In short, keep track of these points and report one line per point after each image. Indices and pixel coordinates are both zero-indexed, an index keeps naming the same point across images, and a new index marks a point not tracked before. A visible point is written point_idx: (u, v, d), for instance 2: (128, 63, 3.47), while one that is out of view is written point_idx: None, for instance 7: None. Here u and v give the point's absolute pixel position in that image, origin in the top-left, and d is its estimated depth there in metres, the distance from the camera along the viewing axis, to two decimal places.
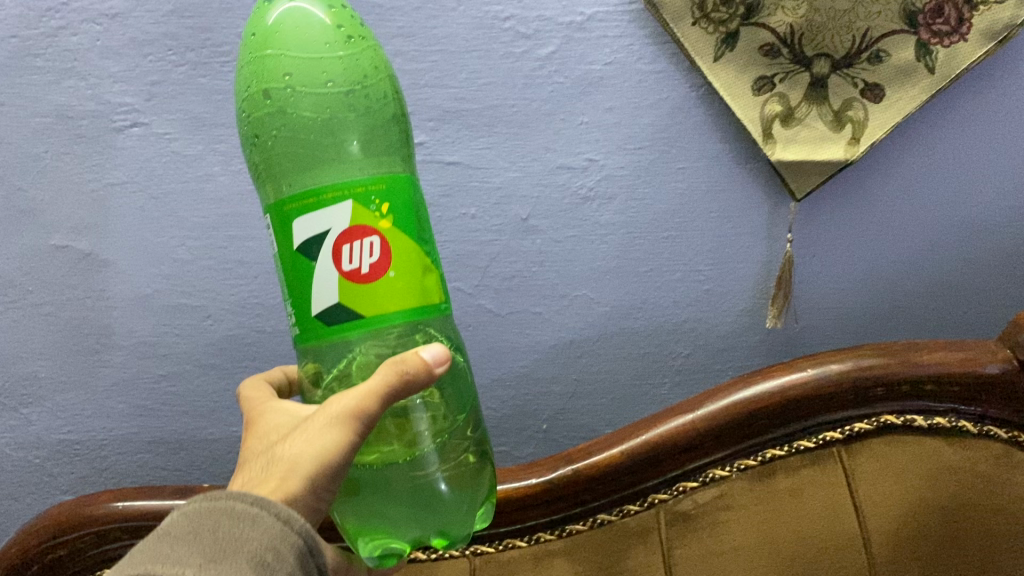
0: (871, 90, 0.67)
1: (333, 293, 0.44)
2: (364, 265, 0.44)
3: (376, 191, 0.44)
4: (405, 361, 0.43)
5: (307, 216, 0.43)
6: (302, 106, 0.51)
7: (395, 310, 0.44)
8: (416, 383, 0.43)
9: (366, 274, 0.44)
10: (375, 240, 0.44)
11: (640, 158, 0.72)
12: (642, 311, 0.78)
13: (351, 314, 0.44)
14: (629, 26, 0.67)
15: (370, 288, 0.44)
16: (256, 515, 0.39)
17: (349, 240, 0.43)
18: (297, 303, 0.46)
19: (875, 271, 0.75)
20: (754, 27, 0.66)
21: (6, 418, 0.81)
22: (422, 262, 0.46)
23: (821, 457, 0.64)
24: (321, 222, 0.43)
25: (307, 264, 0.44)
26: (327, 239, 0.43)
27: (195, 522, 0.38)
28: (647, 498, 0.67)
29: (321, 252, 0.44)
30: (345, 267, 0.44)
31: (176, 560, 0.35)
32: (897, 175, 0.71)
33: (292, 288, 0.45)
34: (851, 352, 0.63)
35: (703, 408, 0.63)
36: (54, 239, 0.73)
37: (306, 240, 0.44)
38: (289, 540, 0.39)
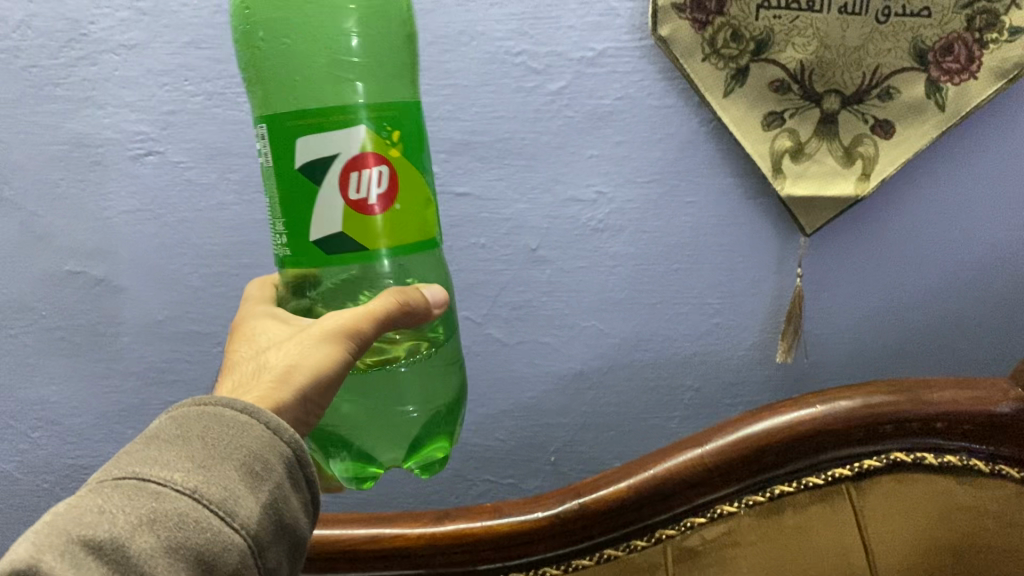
0: (881, 126, 0.67)
1: (336, 222, 0.46)
2: (370, 195, 0.46)
3: (388, 118, 0.45)
4: (407, 293, 0.48)
5: (312, 139, 0.44)
6: (310, 21, 0.52)
7: (394, 242, 0.47)
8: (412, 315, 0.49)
9: (368, 204, 0.46)
10: (383, 171, 0.46)
11: (650, 191, 0.72)
12: (651, 344, 0.78)
13: (353, 244, 0.46)
14: (640, 62, 0.67)
15: (372, 218, 0.46)
16: (245, 423, 0.39)
17: (358, 168, 0.45)
18: (291, 228, 0.47)
19: (886, 307, 0.75)
20: (764, 63, 0.67)
21: (17, 441, 0.82)
22: (421, 196, 0.48)
23: (830, 493, 0.64)
24: (328, 146, 0.44)
25: (308, 185, 0.45)
26: (335, 167, 0.45)
27: (185, 424, 0.38)
28: (655, 534, 0.65)
29: (328, 179, 0.45)
30: (351, 195, 0.45)
31: (164, 466, 0.35)
32: (908, 211, 0.71)
33: (287, 208, 0.46)
34: (861, 388, 0.62)
35: (711, 442, 0.63)
36: (68, 265, 0.74)
37: (310, 162, 0.45)
38: (278, 450, 0.39)
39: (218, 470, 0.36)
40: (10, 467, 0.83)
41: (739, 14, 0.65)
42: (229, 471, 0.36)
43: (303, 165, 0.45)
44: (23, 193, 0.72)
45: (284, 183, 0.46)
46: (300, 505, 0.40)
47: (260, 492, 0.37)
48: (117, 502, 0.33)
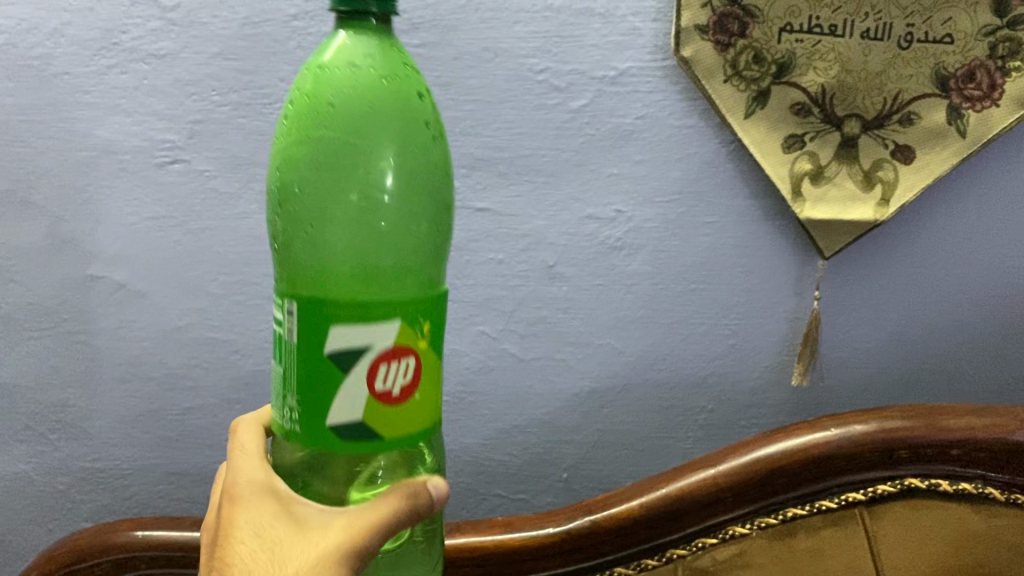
0: (901, 152, 0.68)
1: (356, 411, 0.38)
2: (396, 386, 0.38)
3: (424, 310, 0.38)
4: (419, 494, 0.41)
5: (344, 325, 0.37)
6: (350, 175, 0.42)
7: (404, 435, 0.39)
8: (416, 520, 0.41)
9: (395, 398, 0.38)
10: (411, 362, 0.38)
11: (668, 211, 0.72)
12: (666, 363, 0.78)
13: (373, 435, 0.38)
14: (661, 82, 0.68)
15: (398, 410, 0.39)
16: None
17: (387, 359, 0.38)
18: (304, 413, 0.39)
19: (903, 333, 0.75)
20: (786, 86, 0.67)
21: (33, 444, 0.82)
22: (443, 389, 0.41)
23: (844, 517, 0.63)
24: (360, 337, 0.37)
25: (327, 373, 0.37)
26: (363, 356, 0.37)
27: None
28: (666, 553, 0.65)
29: (354, 368, 0.37)
30: (378, 387, 0.38)
31: None
32: (927, 237, 0.71)
33: (302, 393, 0.38)
34: (876, 413, 0.62)
35: (725, 462, 0.63)
36: (91, 269, 0.75)
37: (338, 346, 0.37)
38: None
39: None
40: (24, 469, 0.83)
41: (761, 38, 0.66)
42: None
43: (327, 348, 0.37)
44: (49, 198, 0.73)
45: (305, 360, 0.38)
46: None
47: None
48: None
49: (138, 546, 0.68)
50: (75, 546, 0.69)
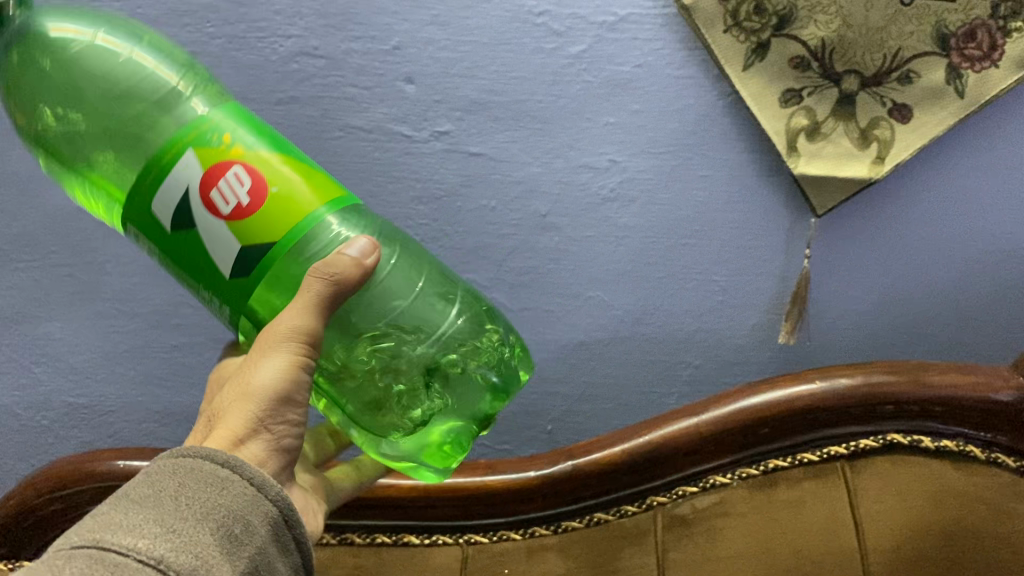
0: (898, 110, 0.67)
1: (233, 240, 0.45)
2: (238, 198, 0.45)
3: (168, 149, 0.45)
4: (335, 264, 0.45)
5: (165, 179, 0.45)
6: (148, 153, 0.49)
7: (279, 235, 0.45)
8: (341, 274, 0.45)
9: (248, 204, 0.45)
10: (237, 169, 0.46)
11: (663, 163, 0.72)
12: (654, 317, 0.78)
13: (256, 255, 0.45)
14: (661, 30, 0.67)
15: (252, 220, 0.45)
16: (225, 480, 0.41)
17: (216, 185, 0.45)
18: (213, 289, 0.47)
19: (892, 294, 0.75)
20: (786, 39, 0.66)
21: (18, 376, 0.82)
22: (277, 166, 0.47)
23: (826, 471, 0.63)
24: (177, 180, 0.45)
25: (191, 234, 0.46)
26: (171, 193, 0.45)
27: (159, 479, 0.40)
28: (646, 500, 0.65)
29: (196, 209, 0.45)
30: (225, 209, 0.45)
31: (126, 536, 0.36)
32: (922, 198, 0.71)
33: (186, 261, 0.47)
34: (862, 367, 0.62)
35: (708, 412, 0.63)
36: (79, 201, 0.74)
37: (170, 203, 0.45)
38: (260, 507, 0.41)
39: (197, 533, 0.38)
40: (11, 402, 0.83)
41: None
42: (203, 534, 0.38)
43: (166, 221, 0.46)
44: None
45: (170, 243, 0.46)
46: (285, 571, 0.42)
47: (237, 561, 0.39)
48: (72, 573, 0.34)
49: (115, 476, 0.68)
50: (58, 474, 0.69)
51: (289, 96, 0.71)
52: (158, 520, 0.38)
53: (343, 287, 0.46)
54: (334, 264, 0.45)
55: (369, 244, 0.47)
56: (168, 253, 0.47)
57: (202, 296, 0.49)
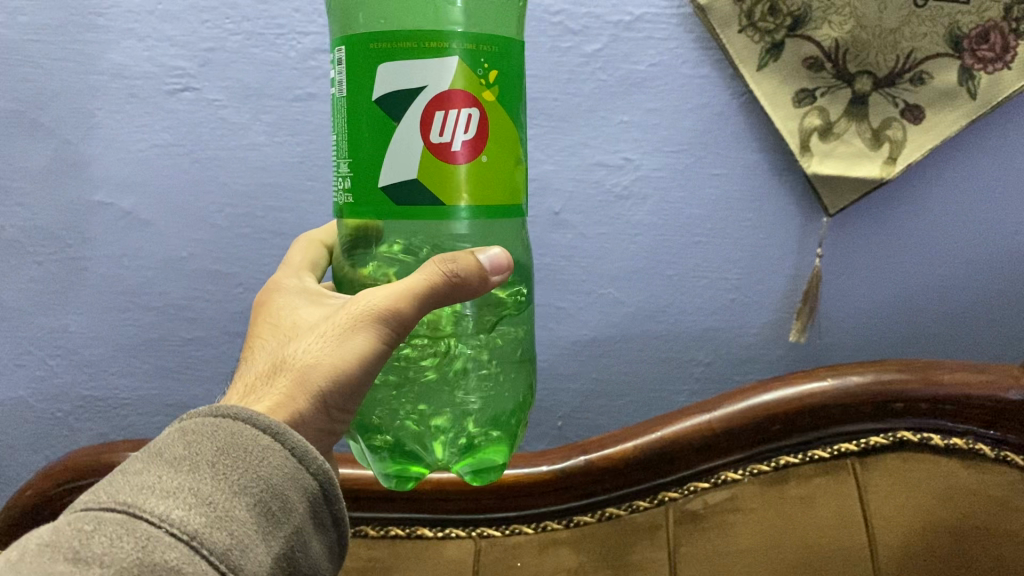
0: (910, 111, 0.68)
1: (413, 167, 0.45)
2: (455, 138, 0.46)
3: (486, 54, 0.45)
4: (457, 261, 0.46)
5: (390, 69, 0.45)
6: None
7: (473, 202, 0.46)
8: (467, 285, 0.46)
9: (454, 146, 0.46)
10: (473, 113, 0.46)
11: (676, 161, 0.72)
12: (666, 315, 0.78)
13: (426, 194, 0.45)
14: (676, 30, 0.68)
15: (448, 163, 0.45)
16: (264, 451, 0.40)
17: (446, 110, 0.45)
18: (354, 172, 0.47)
19: (905, 293, 0.75)
20: (800, 39, 0.67)
21: (33, 368, 0.82)
22: (514, 152, 0.48)
23: (835, 468, 0.64)
24: (416, 79, 0.45)
25: (391, 124, 0.46)
26: (422, 99, 0.45)
27: (196, 442, 0.39)
28: (658, 495, 0.66)
29: (408, 116, 0.45)
30: (435, 137, 0.45)
31: (163, 503, 0.35)
32: (932, 199, 0.72)
33: (363, 151, 0.47)
34: (874, 365, 0.63)
35: (720, 408, 0.64)
36: (98, 195, 0.75)
37: (394, 90, 0.45)
38: (299, 481, 0.41)
39: (233, 506, 0.37)
40: (25, 394, 0.83)
41: None
42: (239, 508, 0.37)
43: (381, 94, 0.45)
44: (58, 120, 0.73)
45: (361, 113, 0.47)
46: (317, 549, 0.42)
47: (271, 539, 0.38)
48: (103, 541, 0.33)
49: None
50: (76, 463, 0.70)
51: (307, 93, 0.72)
52: (193, 486, 0.37)
53: (462, 289, 0.46)
54: (465, 276, 0.46)
55: (508, 258, 0.48)
56: (352, 99, 0.47)
57: (340, 166, 0.49)
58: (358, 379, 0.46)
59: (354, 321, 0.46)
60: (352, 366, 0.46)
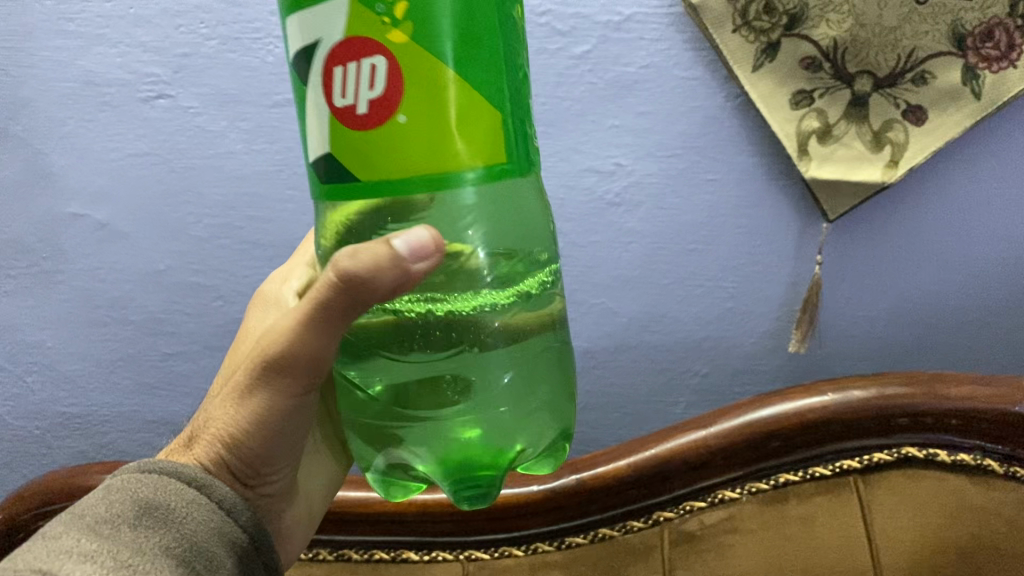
0: (912, 112, 0.65)
1: (325, 141, 0.37)
2: (358, 100, 0.35)
3: None
4: (357, 257, 0.35)
5: (300, 21, 0.37)
6: None
7: (389, 178, 0.35)
8: (371, 286, 0.36)
9: (359, 111, 0.35)
10: (377, 62, 0.35)
11: (669, 166, 0.70)
12: (660, 325, 0.75)
13: (340, 173, 0.36)
14: (668, 29, 0.66)
15: (357, 136, 0.36)
16: (186, 512, 0.42)
17: (345, 65, 0.35)
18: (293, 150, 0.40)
19: (907, 301, 0.72)
20: (796, 39, 0.64)
21: (11, 384, 0.80)
22: (447, 97, 0.35)
23: (837, 486, 0.61)
24: (315, 32, 0.36)
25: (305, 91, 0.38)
26: (320, 55, 0.36)
27: (115, 507, 0.41)
28: (653, 515, 0.63)
29: (315, 80, 0.37)
30: (337, 101, 0.36)
31: (82, 564, 0.36)
32: (936, 202, 0.69)
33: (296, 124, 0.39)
34: (876, 379, 0.60)
35: (716, 424, 0.61)
36: (72, 207, 0.73)
37: (302, 47, 0.37)
38: (225, 535, 0.43)
39: (156, 565, 0.39)
40: (4, 411, 0.81)
41: None
42: (162, 567, 0.39)
43: (294, 53, 0.38)
44: (30, 131, 0.71)
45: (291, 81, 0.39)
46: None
47: None
48: None
49: None
50: (48, 487, 0.67)
51: (285, 99, 0.68)
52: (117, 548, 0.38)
53: (375, 291, 0.36)
54: (371, 279, 0.35)
55: (437, 241, 0.36)
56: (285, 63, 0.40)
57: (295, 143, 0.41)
58: (265, 428, 0.45)
59: (251, 377, 0.43)
60: (250, 424, 0.44)
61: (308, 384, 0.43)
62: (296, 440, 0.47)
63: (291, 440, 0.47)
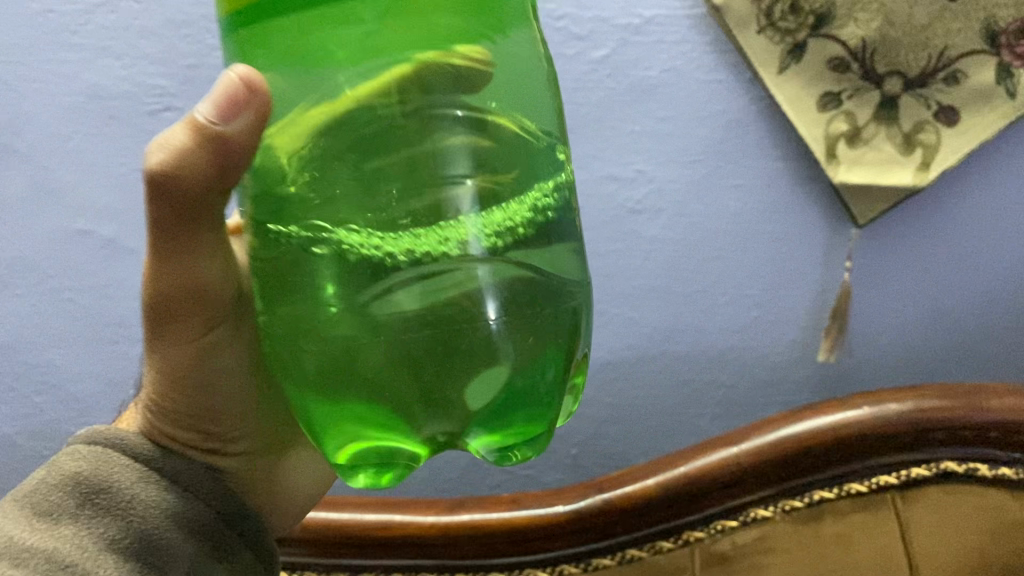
0: (944, 113, 0.62)
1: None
2: None
3: None
4: (175, 141, 0.35)
5: None
6: None
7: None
8: (210, 159, 0.35)
9: None
10: None
11: (692, 172, 0.68)
12: (684, 335, 0.73)
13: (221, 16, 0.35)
14: (689, 31, 0.64)
15: None
16: (129, 490, 0.40)
17: None
18: None
19: (939, 308, 0.70)
20: (823, 39, 0.62)
21: (19, 405, 0.78)
22: None
23: (874, 502, 0.59)
24: None
25: None
26: None
27: (53, 489, 0.39)
28: (682, 536, 0.62)
29: None
30: None
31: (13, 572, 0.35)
32: (970, 207, 0.67)
33: None
34: (913, 391, 0.57)
35: (748, 441, 0.59)
36: (78, 223, 0.71)
37: None
38: (172, 510, 0.41)
39: (99, 564, 0.38)
40: (12, 432, 0.79)
41: None
42: (105, 567, 0.38)
43: None
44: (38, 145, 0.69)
45: None
46: None
47: None
48: None
49: None
50: None
51: None
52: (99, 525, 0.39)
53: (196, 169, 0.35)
54: (184, 163, 0.35)
55: (248, 79, 0.33)
56: None
57: None
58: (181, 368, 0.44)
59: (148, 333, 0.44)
60: (166, 381, 0.44)
61: (206, 317, 0.43)
62: (228, 379, 0.46)
63: (224, 386, 0.46)
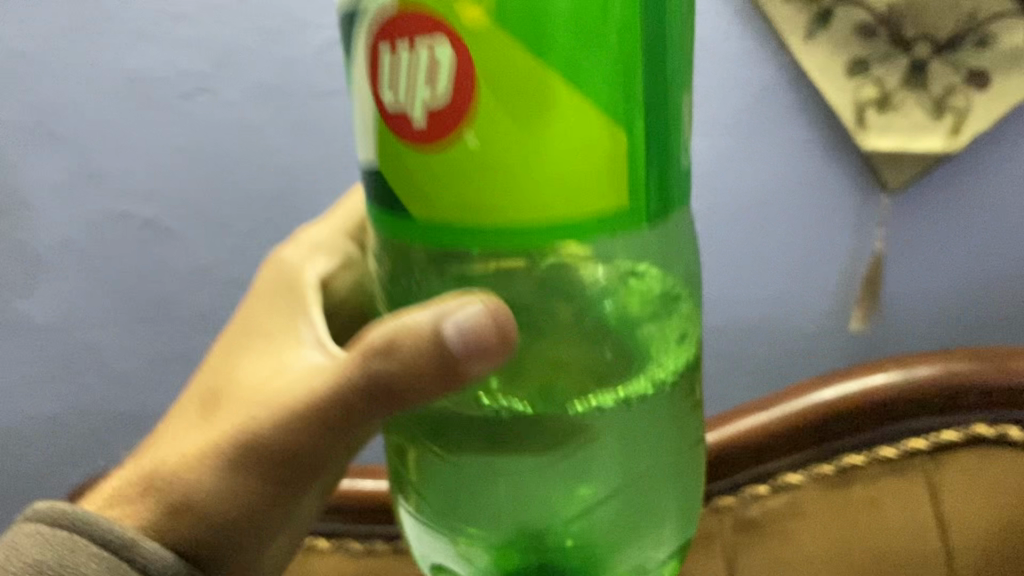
0: (975, 78, 0.62)
1: None
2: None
3: None
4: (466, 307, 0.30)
5: None
6: None
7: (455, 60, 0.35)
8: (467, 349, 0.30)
9: None
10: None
11: (720, 143, 0.68)
12: (714, 306, 0.73)
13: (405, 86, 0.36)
14: (716, 3, 0.64)
15: None
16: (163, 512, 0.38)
17: None
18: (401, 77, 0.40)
19: (971, 275, 0.69)
20: (851, 6, 0.61)
21: (65, 383, 0.81)
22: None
23: (904, 467, 0.59)
24: None
25: None
26: None
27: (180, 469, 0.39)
28: (712, 501, 0.62)
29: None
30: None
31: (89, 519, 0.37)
32: (1004, 174, 0.66)
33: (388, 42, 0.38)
34: (942, 354, 0.58)
35: (776, 407, 0.60)
36: (121, 205, 0.73)
37: None
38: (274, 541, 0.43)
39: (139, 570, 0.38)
40: (61, 410, 0.82)
41: None
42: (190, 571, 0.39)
43: None
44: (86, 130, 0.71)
45: None
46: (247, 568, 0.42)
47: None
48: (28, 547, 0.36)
49: None
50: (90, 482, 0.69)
51: (327, 90, 0.68)
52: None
53: (425, 385, 0.32)
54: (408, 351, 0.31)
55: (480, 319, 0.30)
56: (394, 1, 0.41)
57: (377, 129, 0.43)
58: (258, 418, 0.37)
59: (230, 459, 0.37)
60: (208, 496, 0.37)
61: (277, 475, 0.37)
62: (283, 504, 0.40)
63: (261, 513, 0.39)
